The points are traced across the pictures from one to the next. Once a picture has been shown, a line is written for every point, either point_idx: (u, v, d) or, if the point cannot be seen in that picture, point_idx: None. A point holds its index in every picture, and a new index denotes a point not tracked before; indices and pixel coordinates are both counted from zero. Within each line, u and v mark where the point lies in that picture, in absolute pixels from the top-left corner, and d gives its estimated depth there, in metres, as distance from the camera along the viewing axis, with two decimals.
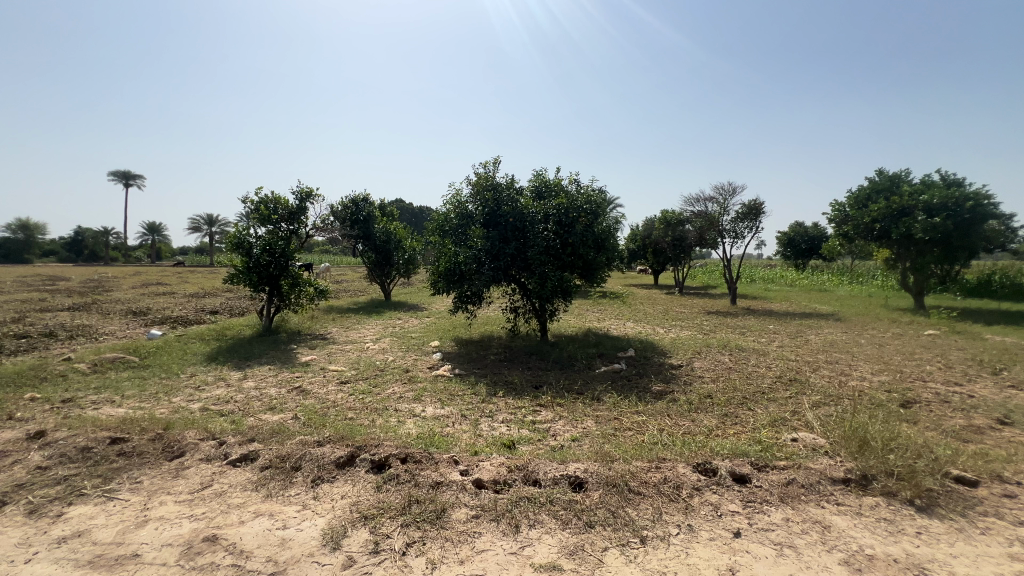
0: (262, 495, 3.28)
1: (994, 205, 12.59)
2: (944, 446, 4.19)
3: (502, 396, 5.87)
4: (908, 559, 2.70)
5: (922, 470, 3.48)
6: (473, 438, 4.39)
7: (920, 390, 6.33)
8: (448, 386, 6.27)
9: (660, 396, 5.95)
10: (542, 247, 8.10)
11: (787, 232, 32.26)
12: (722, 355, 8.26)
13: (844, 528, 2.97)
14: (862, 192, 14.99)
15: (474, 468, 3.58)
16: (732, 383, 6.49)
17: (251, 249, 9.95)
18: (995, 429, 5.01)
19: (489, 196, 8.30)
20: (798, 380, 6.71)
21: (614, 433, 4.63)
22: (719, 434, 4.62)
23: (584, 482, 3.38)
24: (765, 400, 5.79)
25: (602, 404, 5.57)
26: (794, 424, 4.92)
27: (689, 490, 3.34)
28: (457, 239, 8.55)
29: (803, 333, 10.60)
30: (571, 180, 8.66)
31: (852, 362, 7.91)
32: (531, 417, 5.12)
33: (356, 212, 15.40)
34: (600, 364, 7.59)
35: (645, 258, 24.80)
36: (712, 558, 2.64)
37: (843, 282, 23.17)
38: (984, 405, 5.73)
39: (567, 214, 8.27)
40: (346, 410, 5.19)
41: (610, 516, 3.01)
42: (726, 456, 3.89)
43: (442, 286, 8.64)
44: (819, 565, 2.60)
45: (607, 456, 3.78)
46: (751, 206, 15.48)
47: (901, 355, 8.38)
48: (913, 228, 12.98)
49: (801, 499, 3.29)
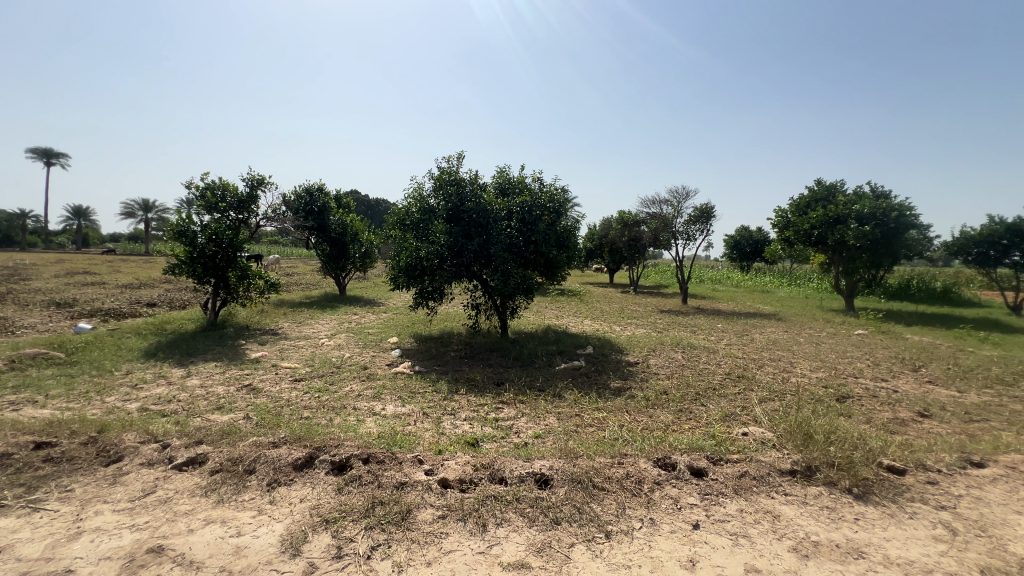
0: (212, 501, 3.09)
1: (915, 216, 13.71)
2: (876, 438, 4.54)
3: (464, 394, 5.83)
4: (848, 543, 2.90)
5: (859, 461, 3.76)
6: (436, 437, 4.34)
7: (852, 385, 6.85)
8: (409, 383, 6.15)
9: (618, 392, 6.10)
10: (504, 244, 8.06)
11: (733, 236, 33.98)
12: (675, 352, 8.60)
13: (792, 517, 3.15)
14: (803, 201, 15.97)
15: (439, 468, 3.52)
16: (685, 379, 6.79)
17: (195, 238, 9.32)
18: (917, 421, 5.50)
19: (451, 191, 8.20)
20: (745, 376, 7.09)
21: (577, 429, 4.71)
22: (676, 429, 4.80)
23: (549, 479, 3.40)
24: (717, 395, 6.06)
25: (564, 401, 5.64)
26: (744, 419, 5.18)
27: (651, 484, 3.44)
28: (418, 233, 8.37)
29: (749, 332, 11.20)
30: (535, 179, 8.66)
31: (793, 359, 8.42)
32: (493, 414, 5.11)
33: (310, 203, 14.80)
34: (560, 361, 7.71)
35: (602, 257, 25.37)
36: (673, 550, 2.73)
37: (783, 284, 24.64)
38: (905, 399, 6.28)
39: (531, 212, 8.27)
40: (301, 409, 4.99)
41: (575, 512, 3.05)
42: (683, 450, 4.04)
43: (402, 281, 8.45)
44: (771, 553, 2.75)
45: (571, 453, 3.84)
46: (703, 209, 16.15)
47: (835, 353, 9.02)
48: (846, 236, 13.95)
49: (753, 491, 3.47)
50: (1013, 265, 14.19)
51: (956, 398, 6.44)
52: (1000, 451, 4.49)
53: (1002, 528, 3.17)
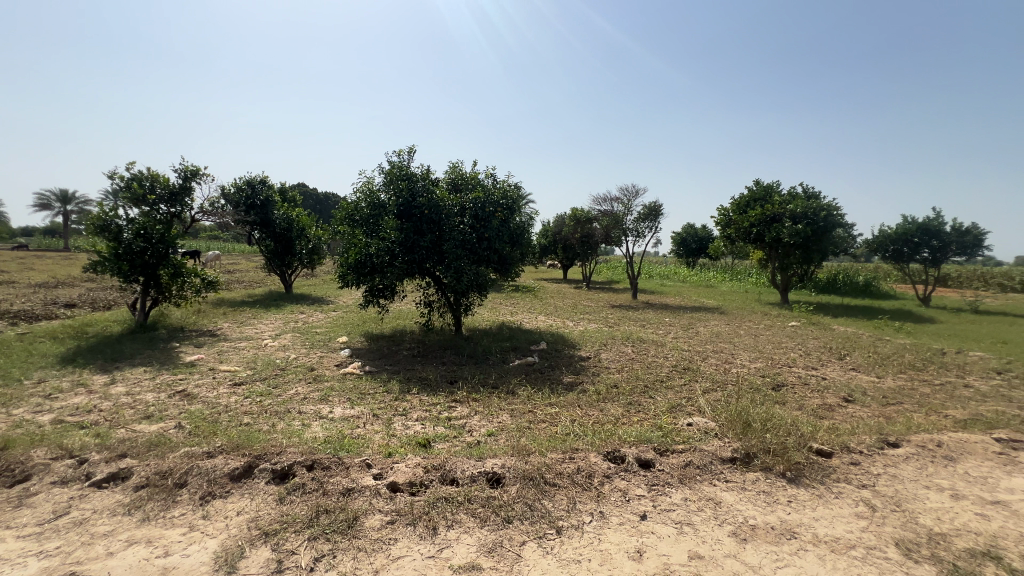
0: (136, 520, 2.85)
1: (841, 215, 14.83)
2: (807, 424, 4.86)
3: (416, 394, 5.71)
4: (782, 525, 3.08)
5: (791, 447, 4.01)
6: (386, 439, 4.23)
7: (786, 374, 7.32)
8: (358, 384, 5.96)
9: (571, 387, 6.19)
10: (458, 241, 7.94)
11: (680, 233, 35.39)
12: (625, 347, 8.83)
13: (732, 503, 3.31)
14: (743, 200, 16.83)
15: (388, 471, 3.42)
16: (635, 372, 6.99)
17: (120, 233, 8.59)
18: (842, 406, 5.94)
19: (402, 186, 7.99)
20: (690, 368, 7.40)
21: (530, 425, 4.73)
22: (625, 422, 4.93)
23: (501, 478, 3.39)
24: (664, 388, 6.28)
25: (517, 398, 5.66)
26: (690, 409, 5.40)
27: (600, 478, 3.50)
28: (368, 230, 8.12)
29: (694, 325, 11.70)
30: (488, 175, 8.61)
31: (734, 351, 8.89)
32: (446, 413, 5.04)
33: (252, 196, 13.97)
34: (514, 358, 7.73)
35: (556, 254, 25.66)
36: (622, 542, 2.79)
37: (726, 279, 25.97)
38: (833, 386, 6.77)
39: (484, 208, 8.22)
40: (240, 415, 4.72)
41: (526, 510, 3.06)
42: (632, 443, 4.15)
43: (351, 279, 8.15)
44: (712, 539, 2.87)
45: (524, 450, 3.85)
46: (652, 207, 16.69)
47: (771, 344, 9.59)
48: (781, 233, 14.85)
49: (696, 479, 3.62)
50: (923, 261, 15.67)
51: (875, 384, 7.02)
52: (912, 431, 4.93)
53: (913, 502, 3.49)
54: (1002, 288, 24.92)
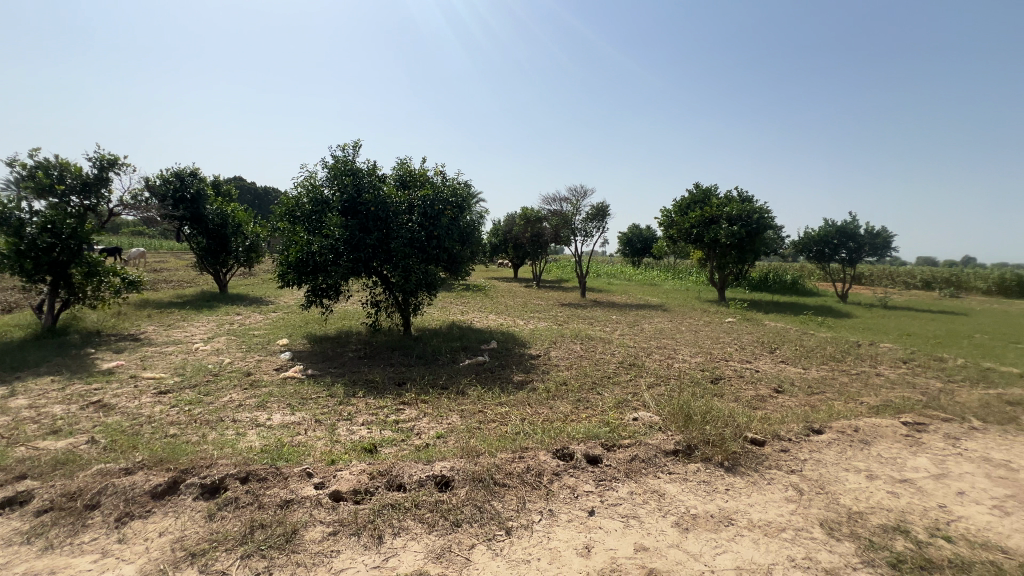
0: (38, 550, 2.55)
1: (772, 218, 15.85)
2: (743, 415, 5.14)
3: (362, 397, 5.51)
4: (721, 512, 3.23)
5: (729, 437, 4.22)
6: (330, 445, 4.04)
7: (724, 368, 7.73)
8: (299, 389, 5.67)
9: (521, 385, 6.21)
10: (406, 239, 7.74)
11: (626, 233, 36.57)
12: (574, 344, 8.99)
13: (674, 494, 3.43)
14: (684, 202, 17.63)
15: (331, 480, 3.27)
16: (583, 369, 7.13)
17: (23, 227, 7.70)
18: (773, 396, 6.35)
19: (347, 181, 7.69)
20: (636, 364, 7.64)
21: (479, 426, 4.68)
22: (574, 418, 5.00)
23: (450, 481, 3.33)
24: (611, 383, 6.45)
25: (467, 398, 5.60)
26: (636, 404, 5.57)
27: (550, 476, 3.53)
28: (310, 227, 7.76)
29: (639, 322, 12.11)
30: (437, 172, 8.46)
31: (676, 346, 9.28)
32: (393, 417, 4.90)
33: (181, 188, 12.91)
34: (464, 357, 7.66)
35: (507, 253, 25.73)
36: (570, 539, 2.81)
37: (668, 278, 27.11)
38: (764, 378, 7.22)
39: (433, 206, 8.07)
40: (166, 426, 4.35)
41: (476, 512, 3.02)
42: (581, 439, 4.21)
43: (292, 278, 7.76)
44: (657, 531, 2.96)
45: (473, 451, 3.80)
46: (600, 208, 17.11)
47: (710, 339, 10.10)
48: (718, 235, 15.68)
49: (642, 472, 3.72)
50: (841, 261, 17.10)
51: (801, 375, 7.57)
52: (833, 418, 5.35)
53: (835, 484, 3.77)
54: (906, 286, 27.76)
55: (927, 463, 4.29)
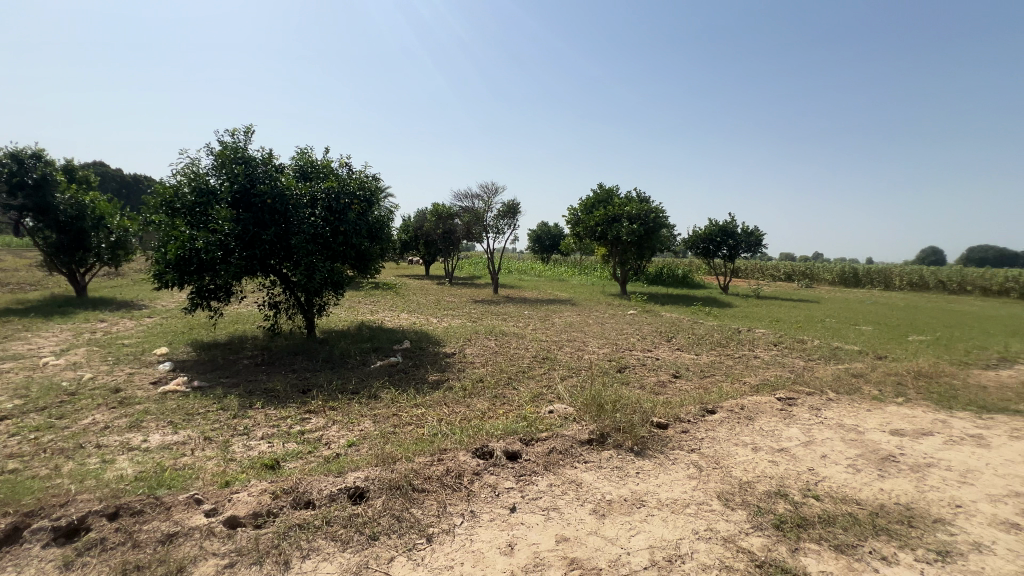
0: None
1: (666, 218, 17.22)
2: (648, 401, 5.50)
3: (261, 408, 5.01)
4: (633, 496, 3.41)
5: (637, 423, 4.48)
6: (223, 465, 3.61)
7: (628, 357, 8.24)
8: (183, 403, 5.01)
9: (436, 385, 6.07)
10: (308, 234, 7.18)
11: (536, 231, 37.62)
12: (488, 340, 9.02)
13: (591, 482, 3.56)
14: (589, 201, 18.50)
15: (225, 505, 2.91)
16: (498, 365, 7.16)
17: None
18: (672, 381, 6.89)
19: (237, 170, 6.93)
20: (549, 357, 7.85)
21: (395, 430, 4.49)
22: (491, 415, 4.99)
23: (365, 492, 3.14)
24: (526, 378, 6.56)
25: (380, 401, 5.35)
26: (550, 397, 5.71)
27: (470, 476, 3.47)
28: (193, 220, 6.87)
29: (551, 317, 12.50)
30: (342, 164, 7.96)
31: (585, 339, 9.71)
32: (298, 427, 4.52)
33: (20, 174, 10.82)
34: (375, 359, 7.31)
35: (418, 250, 25.14)
36: (493, 539, 2.79)
37: (575, 273, 28.34)
38: (663, 365, 7.81)
39: (339, 200, 7.57)
40: (4, 460, 3.59)
41: (394, 522, 2.87)
42: (500, 436, 4.21)
43: (171, 279, 6.82)
44: (576, 520, 3.04)
45: (389, 457, 3.62)
46: (510, 206, 17.35)
47: (615, 331, 10.73)
48: (621, 232, 16.68)
49: (559, 464, 3.81)
50: (723, 257, 19.08)
51: (694, 360, 8.32)
52: (723, 398, 5.93)
53: (727, 458, 4.17)
54: (773, 279, 31.86)
55: (798, 433, 4.91)
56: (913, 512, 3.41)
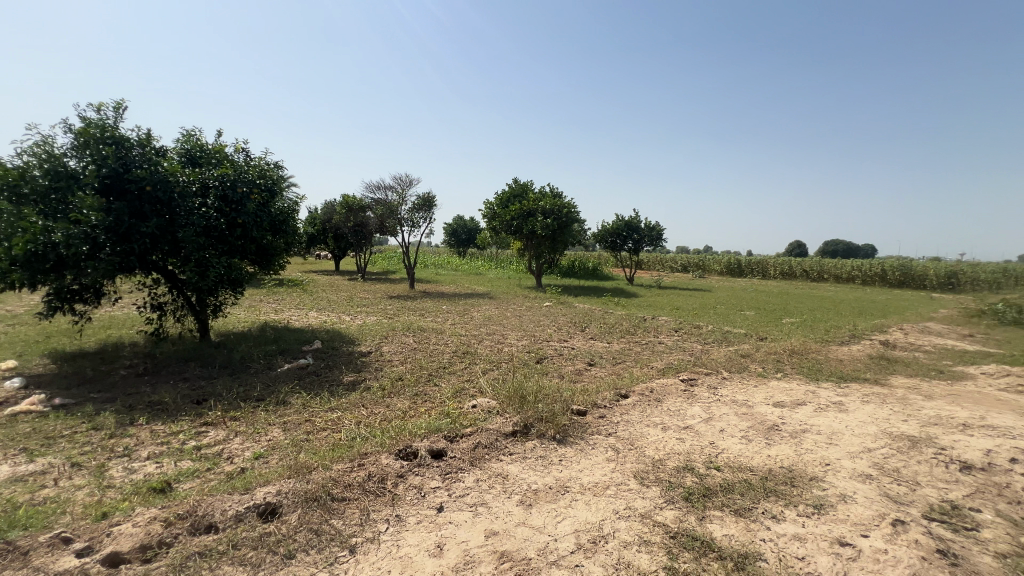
0: None
1: (577, 213, 17.93)
2: (567, 390, 5.69)
3: (145, 424, 4.41)
4: (558, 483, 3.51)
5: (558, 413, 4.61)
6: (100, 494, 3.12)
7: (546, 348, 8.48)
8: (42, 425, 4.24)
9: (352, 386, 5.77)
10: (200, 227, 6.44)
11: (452, 225, 37.32)
12: (406, 337, 8.76)
13: (517, 474, 3.60)
14: (505, 195, 18.70)
15: (104, 541, 2.51)
16: (418, 362, 6.99)
17: None
18: (588, 370, 7.20)
19: (106, 152, 5.95)
20: (469, 352, 7.82)
21: (308, 437, 4.18)
22: (413, 414, 4.85)
23: (277, 508, 2.89)
24: (447, 374, 6.47)
25: (290, 407, 4.95)
26: (473, 392, 5.69)
27: (393, 480, 3.34)
28: (47, 209, 5.79)
29: (469, 311, 12.47)
30: (237, 149, 7.23)
31: (504, 331, 9.82)
32: (193, 442, 4.04)
33: None
34: (282, 362, 6.76)
35: (326, 244, 23.71)
36: (421, 542, 2.71)
37: (492, 267, 28.58)
38: (579, 354, 8.14)
39: (235, 189, 6.87)
40: None
41: (311, 537, 2.67)
42: (423, 435, 4.10)
43: (18, 279, 5.70)
44: (504, 513, 3.06)
45: (303, 467, 3.37)
46: (425, 198, 16.96)
47: (533, 323, 10.99)
48: (535, 227, 17.09)
49: (485, 458, 3.81)
50: (629, 250, 20.33)
51: (607, 348, 8.77)
52: (634, 383, 6.32)
53: (641, 439, 4.45)
54: (672, 271, 34.67)
55: (700, 411, 5.38)
56: (794, 473, 3.89)
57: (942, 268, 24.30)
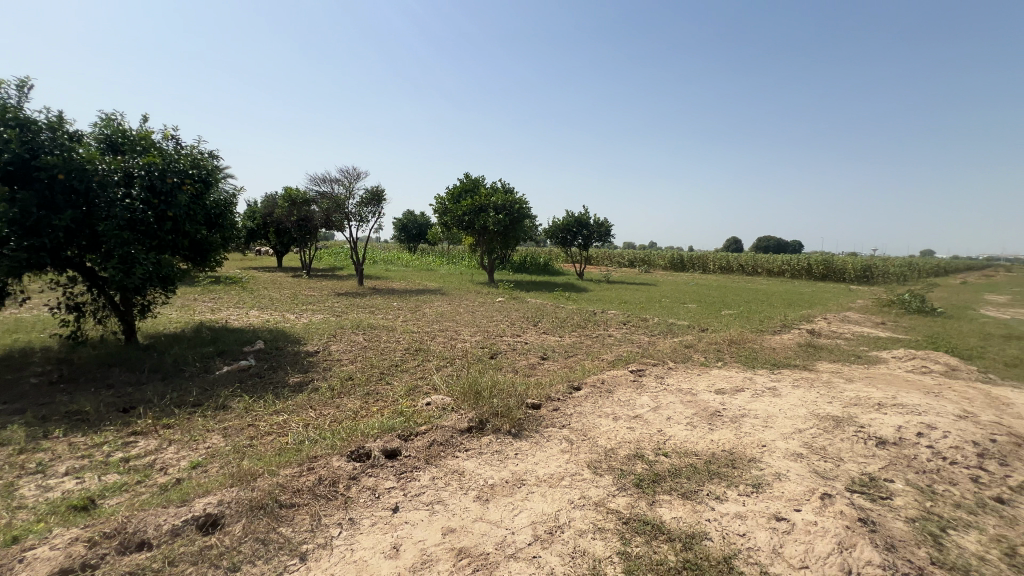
0: None
1: (529, 209, 18.07)
2: (521, 384, 5.73)
3: (63, 437, 4.01)
4: (514, 477, 3.53)
5: (513, 407, 4.64)
6: (10, 516, 2.81)
7: (500, 343, 8.50)
8: None
9: (299, 387, 5.53)
10: (124, 220, 5.92)
11: (402, 220, 36.53)
12: (356, 335, 8.50)
13: (473, 470, 3.59)
14: (457, 190, 18.52)
15: (16, 568, 2.26)
16: (369, 360, 6.80)
17: None
18: (541, 363, 7.29)
19: (7, 135, 5.28)
20: (422, 349, 7.70)
21: (252, 443, 3.97)
22: (365, 414, 4.72)
23: (220, 519, 2.72)
24: (399, 371, 6.34)
25: (231, 412, 4.67)
26: (426, 389, 5.61)
27: (346, 482, 3.24)
28: None
29: (421, 307, 12.28)
30: (166, 136, 6.70)
31: (457, 327, 9.75)
32: (120, 454, 3.72)
33: None
34: (221, 364, 6.37)
35: (268, 239, 22.52)
36: (377, 544, 2.64)
37: (444, 262, 28.29)
38: (532, 348, 8.22)
39: (165, 179, 6.37)
40: None
41: (258, 547, 2.54)
42: (376, 435, 3.99)
43: None
44: (461, 510, 3.04)
45: (248, 474, 3.19)
46: (374, 192, 16.48)
47: (486, 318, 10.98)
48: (487, 222, 17.07)
49: (441, 455, 3.77)
50: (579, 246, 20.76)
51: (559, 342, 8.92)
52: (586, 375, 6.46)
53: (594, 430, 4.56)
54: (620, 266, 35.76)
55: (648, 400, 5.59)
56: (735, 455, 4.13)
57: (859, 262, 26.61)
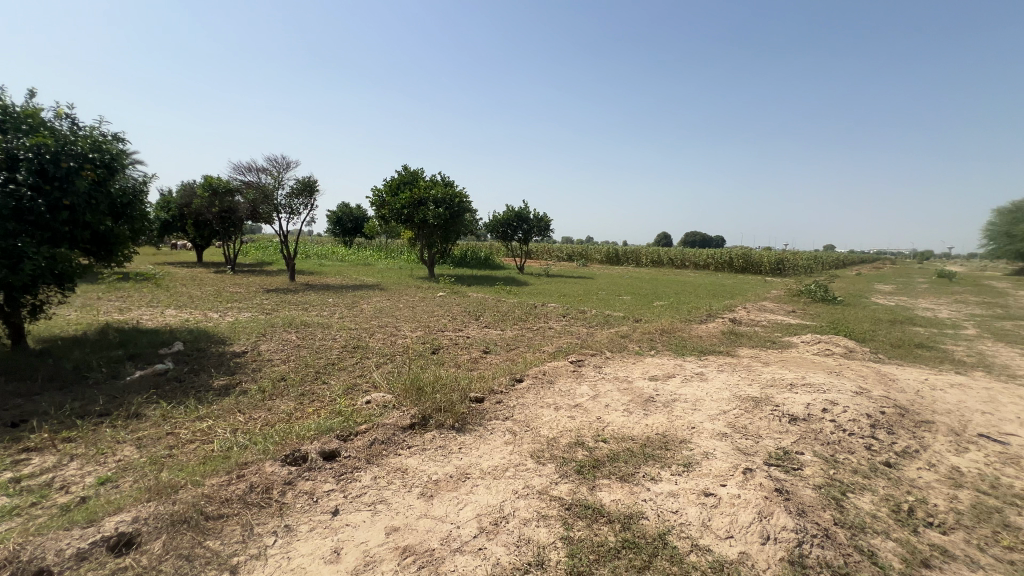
0: None
1: (469, 203, 17.95)
2: (464, 379, 5.71)
3: None
4: (458, 471, 3.52)
5: (456, 402, 4.62)
6: None
7: (441, 338, 8.41)
8: None
9: (225, 391, 5.16)
10: (7, 209, 5.17)
11: (336, 213, 34.98)
12: (288, 333, 8.06)
13: (416, 467, 3.54)
14: (395, 182, 18.01)
15: None
16: (303, 360, 6.47)
17: None
18: (483, 357, 7.29)
19: None
20: (360, 346, 7.45)
21: (172, 452, 3.66)
22: (300, 416, 4.50)
23: (136, 537, 2.49)
24: (336, 370, 6.09)
25: (146, 421, 4.27)
26: (366, 387, 5.44)
27: (280, 488, 3.07)
28: None
29: (358, 303, 11.86)
30: (59, 114, 5.91)
31: (397, 323, 9.53)
32: (10, 474, 3.28)
33: None
34: (133, 368, 5.79)
35: (185, 231, 20.72)
36: (316, 550, 2.54)
37: (382, 257, 27.48)
38: (474, 342, 8.21)
39: (59, 163, 5.63)
40: None
41: (182, 564, 2.35)
42: (313, 437, 3.82)
43: None
44: (405, 507, 2.99)
45: (168, 486, 2.94)
46: (306, 182, 15.66)
47: (427, 313, 10.81)
48: (427, 216, 16.75)
49: (382, 454, 3.68)
50: (519, 240, 20.95)
51: (501, 335, 8.97)
52: (528, 368, 6.55)
53: (536, 421, 4.65)
54: (559, 260, 36.54)
55: (588, 389, 5.78)
56: (668, 438, 4.38)
57: (773, 256, 28.99)
